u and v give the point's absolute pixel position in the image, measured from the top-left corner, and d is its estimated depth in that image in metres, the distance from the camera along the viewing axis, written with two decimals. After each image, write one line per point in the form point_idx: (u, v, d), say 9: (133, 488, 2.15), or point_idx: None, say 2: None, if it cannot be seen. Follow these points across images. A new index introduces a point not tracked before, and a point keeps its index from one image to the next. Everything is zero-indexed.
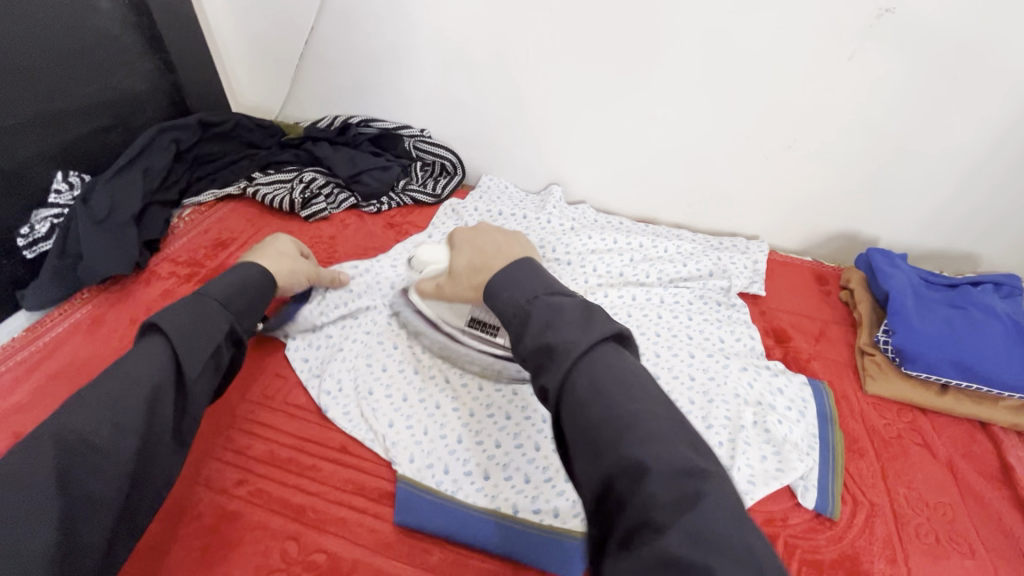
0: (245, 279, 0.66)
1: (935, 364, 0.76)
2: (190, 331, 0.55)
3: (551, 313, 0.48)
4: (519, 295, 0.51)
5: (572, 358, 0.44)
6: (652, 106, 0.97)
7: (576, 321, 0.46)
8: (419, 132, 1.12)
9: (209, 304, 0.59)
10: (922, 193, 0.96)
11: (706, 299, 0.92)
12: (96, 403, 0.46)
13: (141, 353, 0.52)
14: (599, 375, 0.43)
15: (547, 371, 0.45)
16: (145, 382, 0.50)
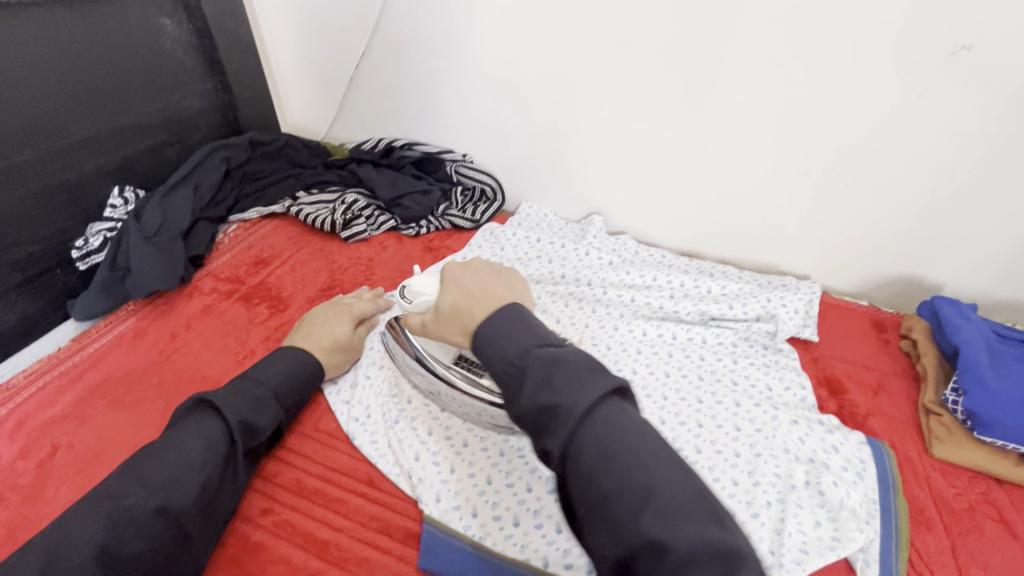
0: (294, 366, 0.70)
1: (1012, 430, 0.69)
2: (238, 404, 0.60)
3: (549, 368, 0.44)
4: (508, 350, 0.47)
5: (575, 421, 0.41)
6: (702, 139, 0.94)
7: (573, 374, 0.43)
8: (461, 156, 1.12)
9: (260, 394, 0.63)
10: (995, 239, 0.89)
11: (751, 342, 0.87)
12: (158, 473, 0.52)
13: (197, 424, 0.57)
14: (600, 435, 0.41)
15: (551, 437, 0.42)
16: (196, 458, 0.54)
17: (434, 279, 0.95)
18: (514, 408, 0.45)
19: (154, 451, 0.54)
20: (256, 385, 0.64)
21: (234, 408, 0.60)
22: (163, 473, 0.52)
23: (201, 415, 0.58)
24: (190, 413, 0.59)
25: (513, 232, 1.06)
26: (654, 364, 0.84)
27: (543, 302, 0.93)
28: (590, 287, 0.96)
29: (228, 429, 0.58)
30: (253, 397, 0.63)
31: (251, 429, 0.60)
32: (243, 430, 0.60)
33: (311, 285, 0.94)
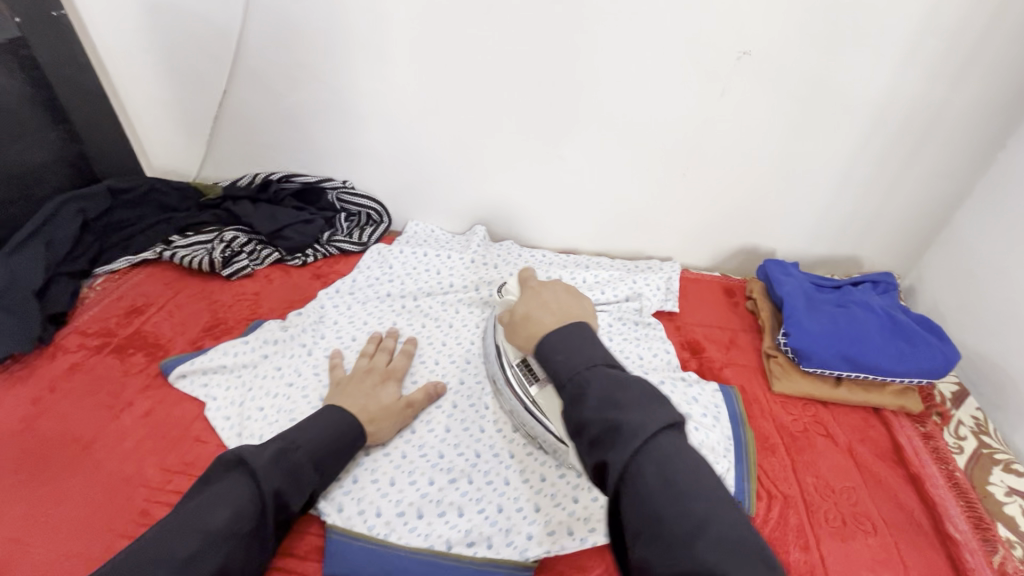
0: (338, 428, 0.67)
1: (826, 360, 0.83)
2: (274, 472, 0.57)
3: (613, 386, 0.47)
4: (575, 362, 0.50)
5: (641, 441, 0.42)
6: (558, 147, 1.05)
7: (640, 397, 0.45)
8: (341, 183, 1.15)
9: (291, 460, 0.60)
10: (802, 206, 1.07)
11: (624, 321, 0.97)
12: (181, 549, 0.48)
13: (227, 493, 0.54)
14: (661, 463, 0.42)
15: (613, 450, 0.43)
16: (220, 529, 0.51)
17: (324, 305, 0.96)
18: (569, 412, 0.48)
19: (188, 518, 0.51)
20: (294, 447, 0.61)
21: (271, 474, 0.57)
22: (187, 548, 0.49)
23: (234, 478, 0.55)
24: (225, 471, 0.56)
25: (401, 250, 1.09)
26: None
27: (435, 312, 0.97)
28: (478, 291, 1.01)
29: (258, 496, 0.55)
30: (292, 463, 0.60)
31: (280, 497, 0.58)
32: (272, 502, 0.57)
33: (192, 328, 0.92)
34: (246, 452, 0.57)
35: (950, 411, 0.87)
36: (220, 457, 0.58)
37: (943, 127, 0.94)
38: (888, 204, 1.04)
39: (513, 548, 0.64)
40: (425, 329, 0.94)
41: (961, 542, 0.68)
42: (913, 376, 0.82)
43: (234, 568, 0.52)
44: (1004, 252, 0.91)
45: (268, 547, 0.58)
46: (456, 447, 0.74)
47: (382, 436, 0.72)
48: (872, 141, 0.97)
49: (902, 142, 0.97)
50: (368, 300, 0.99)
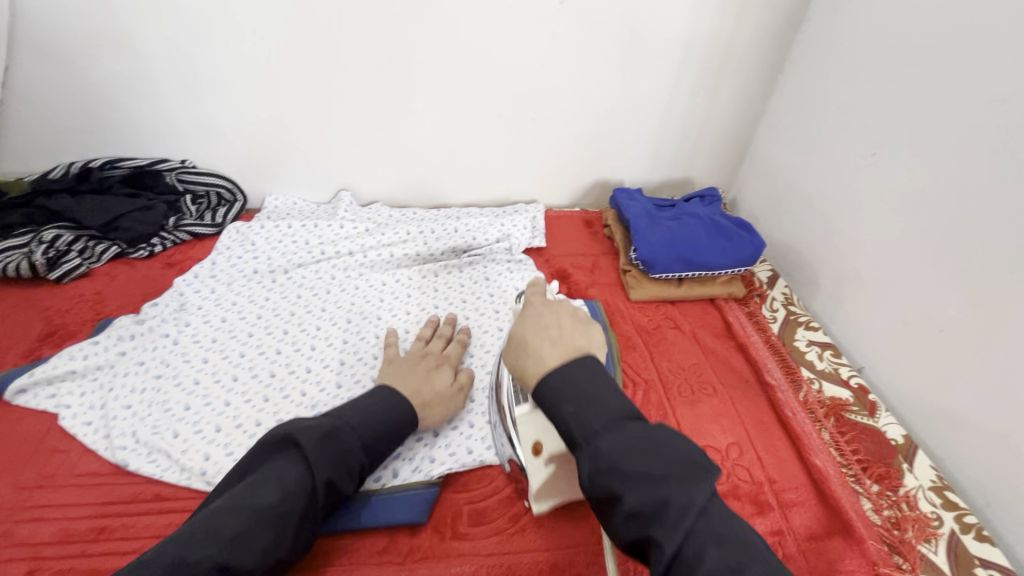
0: (387, 409, 0.64)
1: (667, 265, 0.97)
2: (328, 454, 0.55)
3: (586, 378, 0.49)
4: (590, 420, 0.46)
5: (607, 427, 0.45)
6: (410, 101, 1.06)
7: (602, 387, 0.48)
8: (179, 163, 1.06)
9: (344, 443, 0.57)
10: (640, 138, 1.20)
11: (497, 261, 1.03)
12: (226, 527, 0.48)
13: (280, 473, 0.53)
14: (627, 432, 0.45)
15: (660, 527, 0.40)
16: (269, 509, 0.50)
17: (184, 291, 0.90)
18: (592, 481, 0.44)
19: (247, 491, 0.51)
20: (345, 427, 0.59)
21: (324, 455, 0.55)
22: (234, 525, 0.48)
23: (287, 456, 0.54)
24: (277, 451, 0.54)
25: (261, 225, 1.04)
26: (425, 301, 0.94)
27: (310, 280, 0.96)
28: (352, 255, 1.01)
29: (309, 480, 0.53)
30: (343, 445, 0.57)
31: (332, 480, 0.55)
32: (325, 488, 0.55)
33: (24, 340, 0.81)
34: (297, 432, 0.54)
35: (766, 291, 1.07)
36: (272, 433, 0.56)
37: (737, 55, 1.10)
38: (705, 128, 1.21)
39: (419, 472, 0.68)
40: (301, 298, 0.92)
41: (775, 386, 0.85)
42: (735, 266, 0.99)
43: (281, 552, 0.51)
44: (791, 155, 1.11)
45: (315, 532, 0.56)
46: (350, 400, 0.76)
47: (432, 421, 0.70)
48: (684, 74, 1.11)
49: (707, 72, 1.12)
50: (232, 280, 0.94)
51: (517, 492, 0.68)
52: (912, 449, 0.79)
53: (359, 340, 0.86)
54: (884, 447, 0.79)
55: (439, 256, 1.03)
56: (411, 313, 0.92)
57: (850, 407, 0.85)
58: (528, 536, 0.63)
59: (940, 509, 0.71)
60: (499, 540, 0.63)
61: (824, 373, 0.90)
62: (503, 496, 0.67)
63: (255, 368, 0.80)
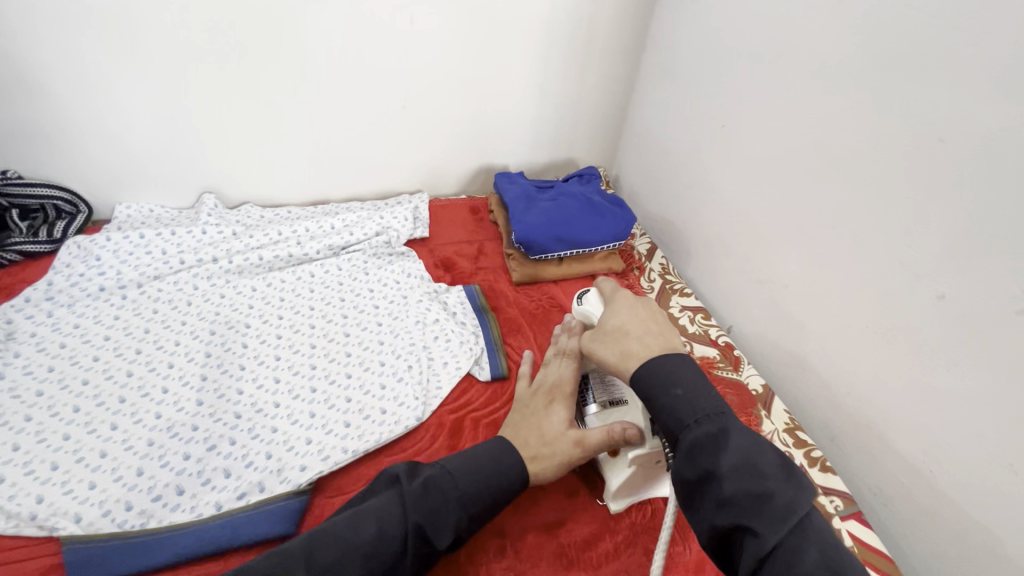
0: (492, 460, 0.58)
1: (546, 244, 0.99)
2: (426, 500, 0.52)
3: (746, 441, 0.44)
4: (700, 405, 0.47)
5: (798, 518, 0.40)
6: (268, 92, 1.00)
7: (780, 468, 0.43)
8: (1, 174, 0.93)
9: (429, 501, 0.51)
10: (520, 121, 1.21)
11: (377, 255, 1.01)
12: (323, 556, 0.45)
13: (377, 510, 0.50)
14: (820, 532, 0.40)
15: (757, 518, 0.40)
16: (361, 549, 0.47)
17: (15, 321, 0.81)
18: (688, 466, 0.45)
19: (347, 521, 0.49)
20: (446, 475, 0.54)
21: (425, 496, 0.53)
22: (327, 558, 0.45)
23: (388, 494, 0.53)
24: (387, 487, 0.54)
25: (108, 236, 0.95)
26: (300, 303, 0.91)
27: (169, 293, 0.89)
28: (218, 261, 0.95)
29: (402, 525, 0.49)
30: (439, 492, 0.53)
31: (423, 533, 0.50)
32: (415, 537, 0.49)
33: None
34: (402, 470, 0.55)
35: (644, 264, 1.12)
36: (386, 471, 0.56)
37: (600, 37, 1.14)
38: (581, 108, 1.24)
39: (287, 483, 0.65)
40: (158, 313, 0.85)
41: None
42: (611, 241, 1.02)
43: None
44: (660, 131, 1.17)
45: None
46: (213, 416, 0.72)
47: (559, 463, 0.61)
48: (553, 55, 1.13)
49: (575, 53, 1.14)
50: (73, 301, 0.85)
51: None
52: (768, 397, 0.87)
53: (223, 352, 0.81)
54: (746, 398, 0.86)
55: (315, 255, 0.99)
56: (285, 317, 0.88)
57: (717, 364, 0.91)
58: None
59: (792, 448, 0.79)
60: None
61: (695, 335, 0.97)
62: None
63: (102, 393, 0.73)
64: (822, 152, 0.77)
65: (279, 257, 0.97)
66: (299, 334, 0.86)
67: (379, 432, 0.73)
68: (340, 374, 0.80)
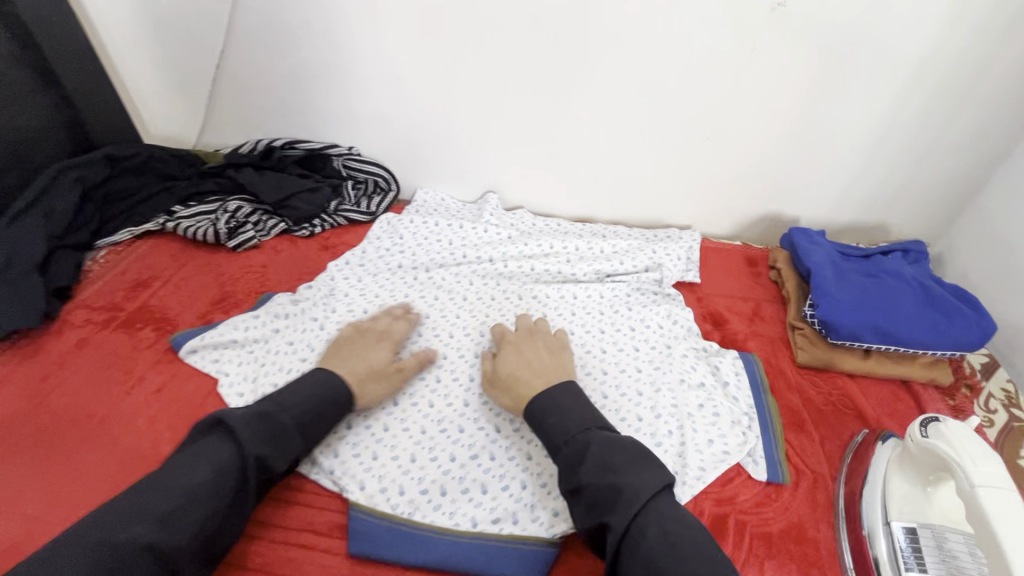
0: (326, 394, 0.66)
1: (856, 331, 0.80)
2: (250, 430, 0.57)
3: (606, 448, 0.55)
4: (568, 427, 0.59)
5: (640, 504, 0.50)
6: (577, 108, 1.00)
7: (631, 459, 0.54)
8: (347, 150, 1.11)
9: (287, 428, 0.61)
10: (834, 172, 1.02)
11: (642, 292, 0.93)
12: (157, 504, 0.50)
13: (205, 450, 0.56)
14: (664, 524, 0.50)
15: (614, 514, 0.51)
16: (203, 484, 0.53)
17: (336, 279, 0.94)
18: (568, 479, 0.56)
19: (145, 488, 0.52)
20: (280, 412, 0.61)
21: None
22: (165, 505, 0.50)
23: (217, 436, 0.57)
24: (206, 433, 0.57)
25: (409, 218, 1.05)
26: (562, 322, 0.88)
27: (450, 283, 0.94)
28: (493, 263, 0.98)
29: (240, 458, 0.56)
30: (274, 423, 0.60)
31: (681, 500, 0.54)
32: (257, 466, 0.57)
33: (200, 302, 0.89)
34: (225, 414, 0.58)
35: (980, 384, 0.85)
36: (201, 421, 0.58)
37: (987, 85, 0.88)
38: (922, 168, 0.99)
39: (539, 525, 0.63)
40: (439, 300, 0.91)
41: None
42: (948, 349, 0.79)
43: (219, 528, 0.53)
44: None
45: (252, 509, 0.58)
46: (477, 422, 0.73)
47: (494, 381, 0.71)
48: (911, 101, 0.92)
49: (942, 101, 0.91)
50: (377, 272, 0.96)
51: None
52: None
53: None
54: None
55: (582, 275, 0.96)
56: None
57: None
58: None
59: None
60: None
61: None
62: None
63: None
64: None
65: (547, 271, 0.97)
66: None
67: None
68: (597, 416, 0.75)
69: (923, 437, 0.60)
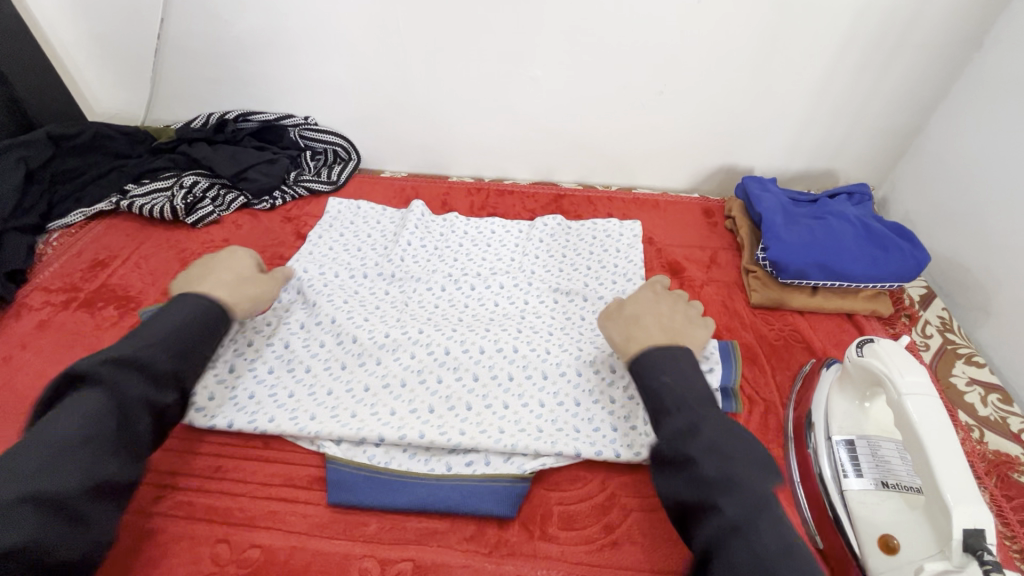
0: (197, 318, 0.64)
1: (803, 269, 0.84)
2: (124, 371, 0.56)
3: (701, 425, 0.53)
4: (681, 391, 0.56)
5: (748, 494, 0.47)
6: (531, 67, 1.00)
7: (738, 447, 0.51)
8: (303, 120, 1.09)
9: (164, 350, 0.59)
10: (782, 121, 1.05)
11: (603, 249, 0.97)
12: (34, 458, 0.48)
13: (79, 402, 0.53)
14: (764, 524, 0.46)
15: (726, 496, 0.47)
16: (77, 433, 0.51)
17: (298, 254, 0.92)
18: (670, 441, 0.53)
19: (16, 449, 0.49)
20: (153, 345, 0.59)
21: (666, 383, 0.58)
22: (52, 449, 0.49)
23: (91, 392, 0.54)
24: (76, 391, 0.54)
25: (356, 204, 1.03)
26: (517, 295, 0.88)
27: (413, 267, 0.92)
28: (448, 240, 0.98)
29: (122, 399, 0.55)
30: (145, 360, 0.57)
31: (703, 483, 0.49)
32: (142, 402, 0.56)
33: (163, 278, 0.88)
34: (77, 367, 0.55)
35: (918, 313, 0.91)
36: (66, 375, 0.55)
37: (922, 28, 0.92)
38: (864, 114, 1.04)
39: (512, 465, 0.65)
40: (400, 283, 0.89)
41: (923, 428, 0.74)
42: (887, 281, 0.84)
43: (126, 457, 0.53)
44: (976, 153, 0.92)
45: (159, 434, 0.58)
46: (456, 373, 0.74)
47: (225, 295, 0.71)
48: (852, 46, 0.95)
49: (879, 45, 0.94)
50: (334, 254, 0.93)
51: (612, 500, 0.64)
52: None
53: (459, 319, 0.83)
54: None
55: (554, 248, 0.97)
56: (520, 316, 0.83)
57: (1019, 467, 0.70)
58: (621, 552, 0.59)
59: None
60: (590, 551, 0.59)
61: (987, 421, 0.76)
62: (596, 503, 0.64)
63: (371, 330, 0.80)
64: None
65: (507, 245, 0.98)
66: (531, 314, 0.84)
67: (608, 448, 0.66)
68: (574, 369, 0.75)
69: (859, 356, 0.64)
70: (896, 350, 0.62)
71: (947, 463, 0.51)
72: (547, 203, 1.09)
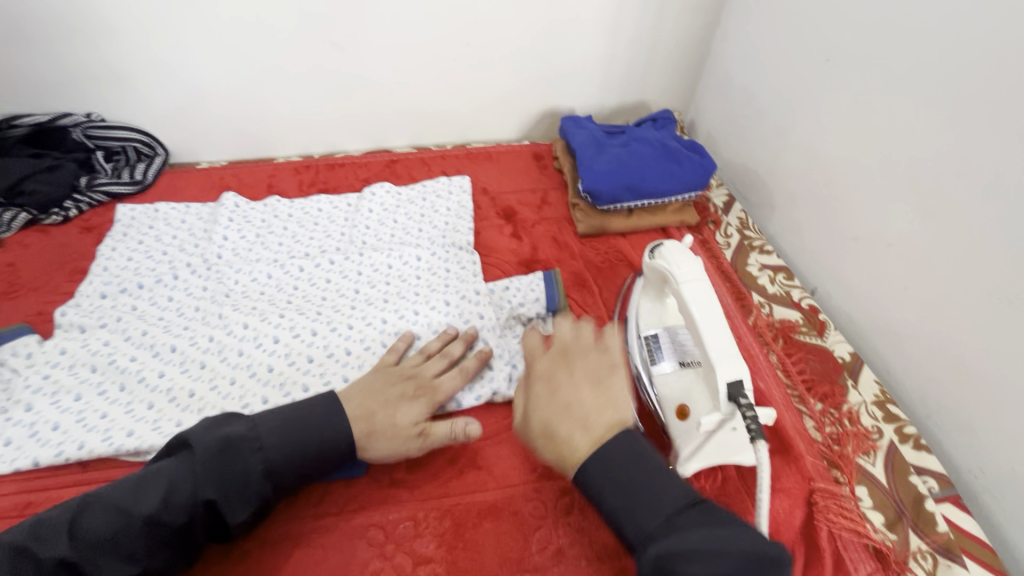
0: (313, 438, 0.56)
1: (613, 195, 0.92)
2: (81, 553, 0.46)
3: (690, 536, 0.44)
4: (646, 522, 0.47)
5: None
6: (329, 32, 0.97)
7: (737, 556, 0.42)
8: (84, 117, 0.98)
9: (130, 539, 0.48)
10: (588, 61, 1.12)
11: (435, 209, 0.98)
12: None
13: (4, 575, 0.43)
14: None
15: None
16: None
17: (97, 270, 0.84)
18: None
19: None
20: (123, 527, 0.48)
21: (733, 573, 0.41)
22: None
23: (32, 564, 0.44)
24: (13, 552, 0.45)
25: (169, 204, 0.96)
26: (349, 269, 0.86)
27: (232, 262, 0.87)
28: (272, 228, 0.94)
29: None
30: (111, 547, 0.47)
31: None
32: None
33: None
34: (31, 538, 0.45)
35: (721, 218, 1.04)
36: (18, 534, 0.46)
37: None
38: (656, 46, 1.13)
39: None
40: (216, 282, 0.83)
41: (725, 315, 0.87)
42: (684, 192, 0.95)
43: None
44: (746, 69, 1.04)
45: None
46: (289, 359, 0.72)
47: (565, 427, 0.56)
48: None
49: None
50: (145, 263, 0.86)
51: None
52: (858, 365, 0.80)
53: (290, 305, 0.80)
54: (830, 366, 0.80)
55: (385, 214, 0.97)
56: (353, 290, 0.83)
57: (799, 329, 0.84)
58: (467, 479, 0.64)
59: (881, 422, 0.73)
60: (437, 485, 0.63)
61: (775, 296, 0.89)
62: None
63: (190, 336, 0.75)
64: (974, 81, 0.64)
65: (337, 223, 0.95)
66: (364, 285, 0.84)
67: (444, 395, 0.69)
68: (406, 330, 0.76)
69: (652, 258, 0.72)
70: (681, 249, 0.69)
71: (711, 333, 0.60)
72: (380, 170, 1.07)
